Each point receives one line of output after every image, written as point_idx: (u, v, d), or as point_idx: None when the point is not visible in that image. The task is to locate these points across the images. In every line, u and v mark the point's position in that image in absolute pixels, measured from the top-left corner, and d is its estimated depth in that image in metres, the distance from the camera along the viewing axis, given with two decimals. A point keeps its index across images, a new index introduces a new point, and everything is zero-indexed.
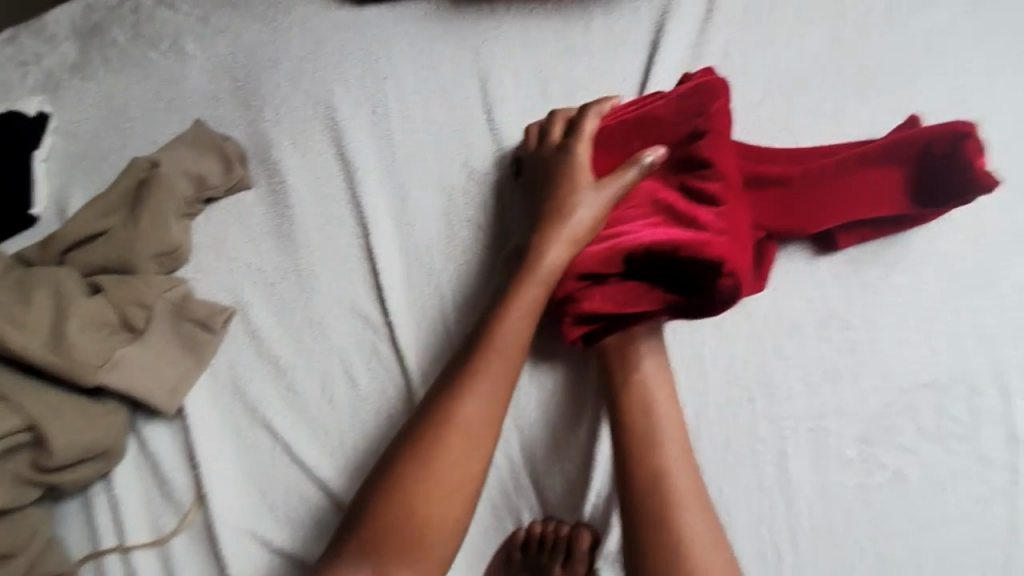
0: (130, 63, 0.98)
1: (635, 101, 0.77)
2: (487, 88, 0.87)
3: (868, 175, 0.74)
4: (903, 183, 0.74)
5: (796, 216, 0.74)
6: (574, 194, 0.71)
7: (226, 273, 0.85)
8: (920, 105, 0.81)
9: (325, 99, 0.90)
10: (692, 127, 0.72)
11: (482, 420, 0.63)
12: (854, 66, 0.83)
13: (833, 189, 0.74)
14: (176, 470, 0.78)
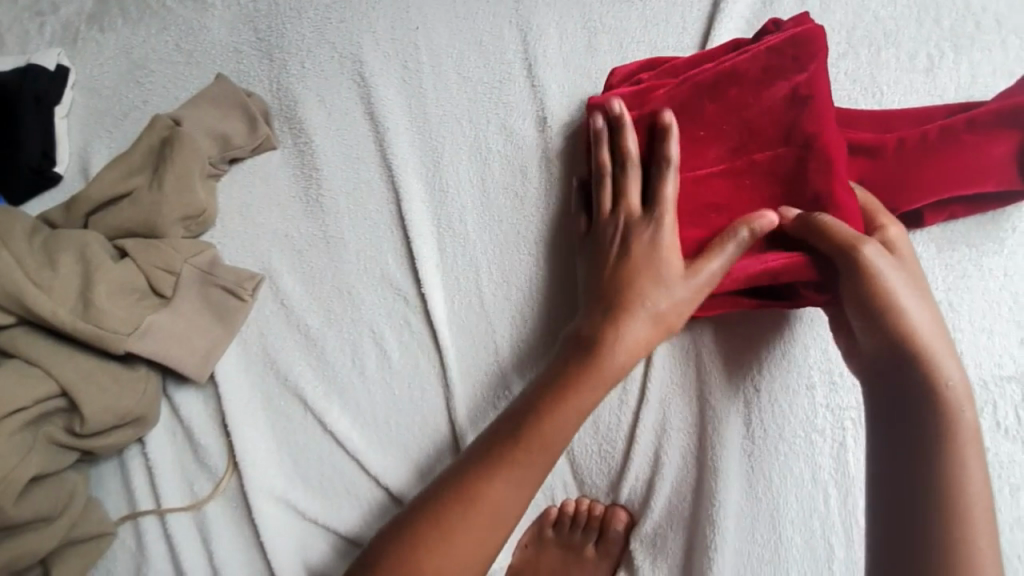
0: (150, 15, 0.93)
1: (707, 58, 0.67)
2: (527, 38, 0.79)
3: (976, 140, 0.57)
4: (1018, 153, 0.57)
5: (880, 192, 0.59)
6: (653, 285, 0.60)
7: (254, 239, 0.82)
8: None
9: (353, 52, 0.84)
10: (787, 90, 0.61)
11: (508, 508, 0.59)
12: None
13: (926, 160, 0.58)
14: (208, 437, 0.78)
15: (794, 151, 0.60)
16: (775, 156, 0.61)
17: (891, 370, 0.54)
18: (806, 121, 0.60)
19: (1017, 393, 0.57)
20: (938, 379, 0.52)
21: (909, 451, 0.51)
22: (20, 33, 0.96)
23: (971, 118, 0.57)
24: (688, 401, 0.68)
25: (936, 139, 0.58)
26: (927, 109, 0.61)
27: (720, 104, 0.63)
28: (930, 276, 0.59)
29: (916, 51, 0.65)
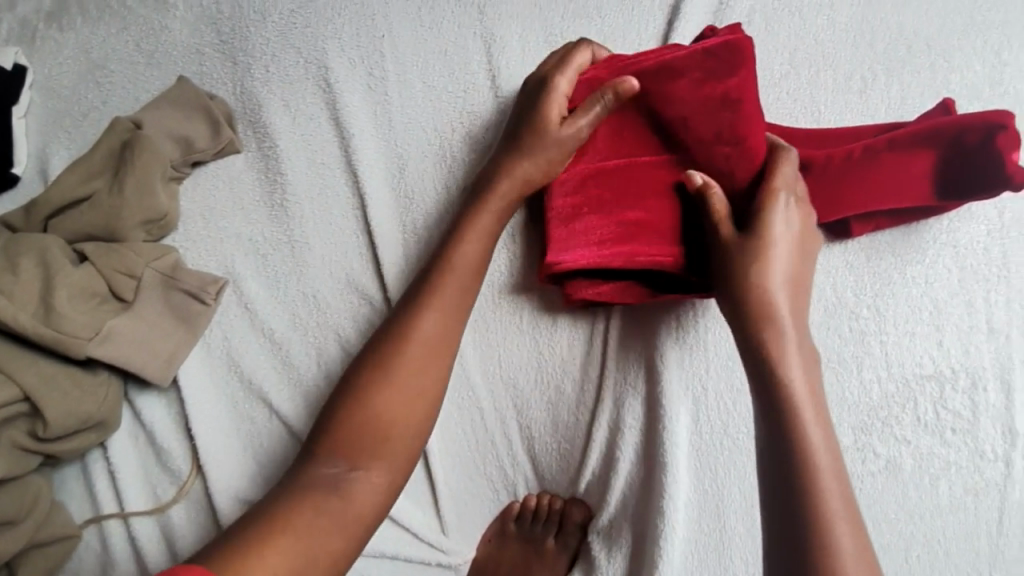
0: (111, 14, 0.92)
1: (651, 53, 0.68)
2: (490, 50, 0.81)
3: (900, 157, 0.61)
4: (937, 170, 0.61)
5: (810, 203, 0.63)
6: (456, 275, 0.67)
7: (218, 242, 0.82)
8: (987, 58, 0.66)
9: (318, 59, 0.85)
10: (722, 92, 0.63)
11: (372, 514, 0.60)
12: (916, 9, 0.69)
13: (852, 175, 0.62)
14: (173, 441, 0.78)
15: (725, 147, 0.64)
16: (708, 154, 0.65)
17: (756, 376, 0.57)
18: (734, 124, 0.63)
19: (936, 391, 0.62)
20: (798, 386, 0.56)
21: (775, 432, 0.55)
22: None
23: (888, 138, 0.61)
24: (641, 400, 0.72)
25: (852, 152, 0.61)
26: (860, 127, 0.65)
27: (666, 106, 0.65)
28: (859, 283, 0.64)
29: (854, 70, 0.69)
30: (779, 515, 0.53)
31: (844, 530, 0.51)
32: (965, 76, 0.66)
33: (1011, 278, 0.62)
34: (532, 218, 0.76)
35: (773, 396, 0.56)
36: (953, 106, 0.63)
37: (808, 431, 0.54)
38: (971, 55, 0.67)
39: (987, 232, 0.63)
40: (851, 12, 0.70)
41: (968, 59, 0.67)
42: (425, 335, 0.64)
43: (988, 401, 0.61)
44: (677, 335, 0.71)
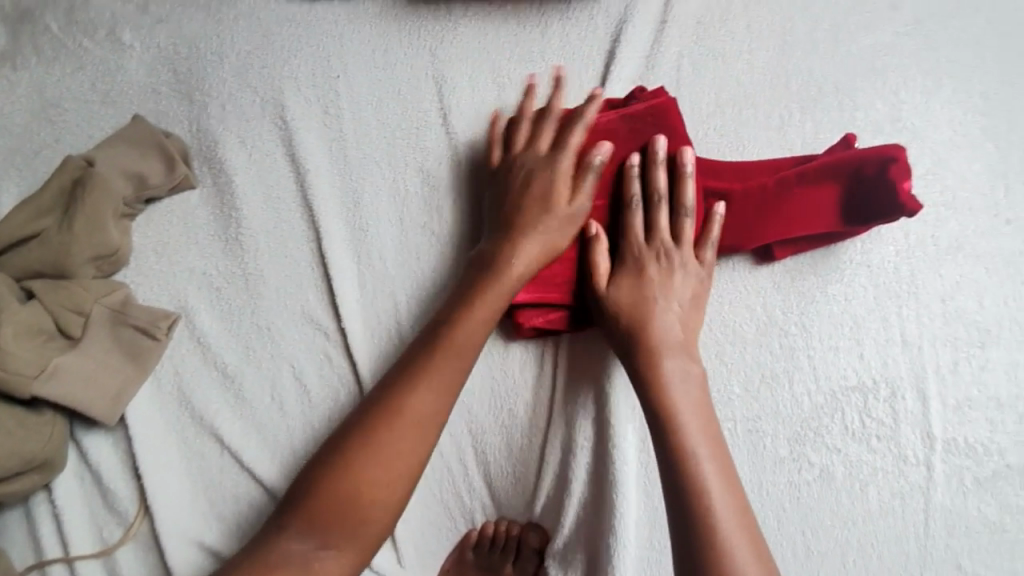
0: (68, 55, 0.94)
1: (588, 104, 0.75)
2: (441, 89, 0.85)
3: (811, 191, 0.67)
4: (844, 202, 0.67)
5: (733, 233, 0.69)
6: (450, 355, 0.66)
7: (171, 277, 0.83)
8: (889, 97, 0.74)
9: (274, 97, 0.87)
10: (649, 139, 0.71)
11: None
12: (824, 54, 0.76)
13: (770, 209, 0.68)
14: (120, 480, 0.77)
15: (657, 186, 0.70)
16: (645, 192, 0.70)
17: (652, 425, 0.64)
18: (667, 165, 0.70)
19: (860, 401, 0.66)
20: (688, 432, 0.62)
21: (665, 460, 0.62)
22: None
23: (798, 171, 0.67)
24: (591, 421, 0.74)
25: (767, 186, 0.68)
26: (777, 161, 0.71)
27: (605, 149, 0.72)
28: (786, 302, 0.69)
29: (774, 108, 0.75)
30: (682, 533, 0.60)
31: (732, 537, 0.58)
32: (871, 113, 0.73)
33: (919, 294, 0.68)
34: None
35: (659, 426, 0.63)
36: (855, 141, 0.70)
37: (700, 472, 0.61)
38: (874, 94, 0.74)
39: (898, 253, 0.69)
40: (769, 57, 0.77)
41: (873, 97, 0.74)
42: (413, 418, 0.63)
43: (906, 408, 0.66)
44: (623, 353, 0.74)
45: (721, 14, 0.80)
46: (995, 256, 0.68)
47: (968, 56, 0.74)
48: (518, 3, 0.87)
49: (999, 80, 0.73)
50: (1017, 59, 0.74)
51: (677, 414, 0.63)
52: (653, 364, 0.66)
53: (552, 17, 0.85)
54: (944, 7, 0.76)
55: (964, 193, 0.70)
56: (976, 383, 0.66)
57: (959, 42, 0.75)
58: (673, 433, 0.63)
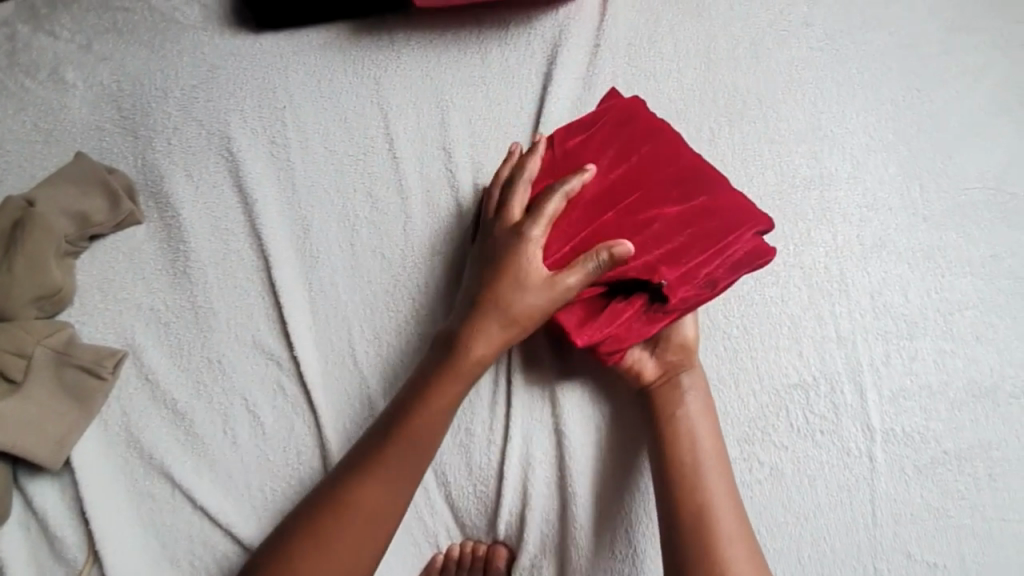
0: (9, 96, 0.93)
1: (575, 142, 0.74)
2: (387, 116, 0.87)
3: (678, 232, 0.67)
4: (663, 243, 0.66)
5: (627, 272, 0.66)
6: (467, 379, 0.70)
7: (117, 314, 0.81)
8: (809, 107, 0.78)
9: (221, 130, 0.88)
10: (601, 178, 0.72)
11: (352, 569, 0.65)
12: (748, 69, 0.80)
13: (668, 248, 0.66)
14: (67, 528, 0.74)
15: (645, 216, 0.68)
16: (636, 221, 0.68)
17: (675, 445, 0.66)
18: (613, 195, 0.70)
19: (802, 398, 0.68)
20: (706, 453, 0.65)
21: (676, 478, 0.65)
22: None
23: (674, 217, 0.68)
24: (548, 434, 0.74)
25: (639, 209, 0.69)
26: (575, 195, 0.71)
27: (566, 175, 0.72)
28: (726, 306, 0.71)
29: (704, 122, 0.78)
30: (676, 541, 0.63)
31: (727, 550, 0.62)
32: (794, 122, 0.77)
33: (849, 291, 0.71)
34: (433, 268, 0.80)
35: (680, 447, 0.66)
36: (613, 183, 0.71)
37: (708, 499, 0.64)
38: (796, 104, 0.78)
39: (827, 253, 0.72)
40: (697, 73, 0.81)
41: (795, 107, 0.78)
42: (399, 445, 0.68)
43: (845, 400, 0.68)
44: (575, 362, 0.76)
45: (650, 35, 0.84)
46: (915, 251, 0.72)
47: (879, 66, 0.79)
48: (458, 31, 0.90)
49: (907, 88, 0.78)
50: (923, 67, 0.79)
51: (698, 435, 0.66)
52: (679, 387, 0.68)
53: (491, 44, 0.88)
54: (853, 22, 0.81)
55: (883, 193, 0.74)
56: (908, 373, 0.68)
57: (869, 54, 0.80)
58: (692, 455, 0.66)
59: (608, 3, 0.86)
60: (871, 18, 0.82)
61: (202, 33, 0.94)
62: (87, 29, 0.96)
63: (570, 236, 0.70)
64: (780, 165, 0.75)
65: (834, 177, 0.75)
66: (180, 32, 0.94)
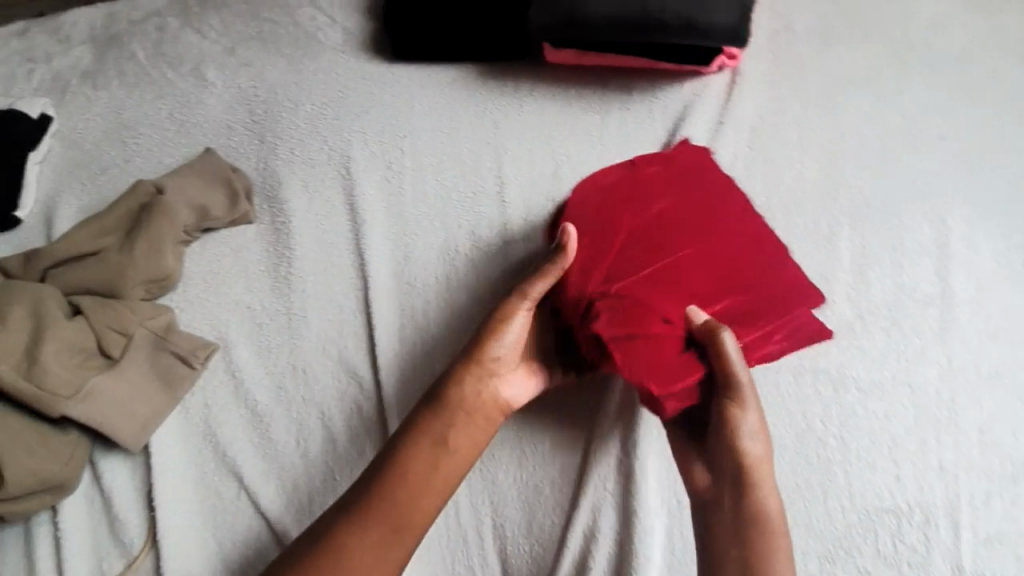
0: (151, 83, 1.00)
1: (643, 178, 0.75)
2: (501, 159, 0.89)
3: (737, 286, 0.70)
4: (723, 295, 0.69)
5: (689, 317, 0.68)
6: (460, 413, 0.69)
7: (216, 306, 0.84)
8: (934, 223, 0.77)
9: (342, 148, 0.91)
10: (663, 216, 0.72)
11: None
12: (873, 175, 0.80)
13: (728, 300, 0.69)
14: (131, 510, 0.75)
15: (707, 263, 0.70)
16: (698, 269, 0.70)
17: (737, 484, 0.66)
18: (679, 236, 0.72)
19: (894, 524, 0.66)
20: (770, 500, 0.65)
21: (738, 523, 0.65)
22: (10, 77, 1.05)
23: (738, 272, 0.70)
24: (617, 509, 0.73)
25: (698, 260, 0.71)
26: (641, 232, 0.72)
27: (630, 207, 0.73)
28: (824, 411, 0.70)
29: (822, 220, 0.78)
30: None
31: None
32: (915, 236, 0.76)
33: (957, 421, 0.68)
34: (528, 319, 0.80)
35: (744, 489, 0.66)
36: (677, 221, 0.72)
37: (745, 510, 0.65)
38: (919, 217, 0.77)
39: (937, 377, 0.70)
40: (821, 169, 0.80)
41: (918, 221, 0.77)
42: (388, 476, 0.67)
43: (940, 535, 0.65)
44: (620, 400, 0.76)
45: (776, 123, 0.84)
46: None
47: (1009, 192, 0.78)
48: (582, 88, 0.91)
49: None
50: None
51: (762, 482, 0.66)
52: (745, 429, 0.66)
53: (612, 106, 0.89)
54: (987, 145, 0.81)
55: (1003, 326, 0.72)
56: (1012, 521, 0.65)
57: (1000, 179, 0.79)
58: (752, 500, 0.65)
59: (737, 84, 0.86)
60: (1007, 143, 0.81)
61: (339, 54, 0.98)
62: (233, 34, 1.02)
63: (629, 274, 0.69)
64: (896, 277, 0.74)
65: (952, 299, 0.73)
66: (318, 49, 0.99)
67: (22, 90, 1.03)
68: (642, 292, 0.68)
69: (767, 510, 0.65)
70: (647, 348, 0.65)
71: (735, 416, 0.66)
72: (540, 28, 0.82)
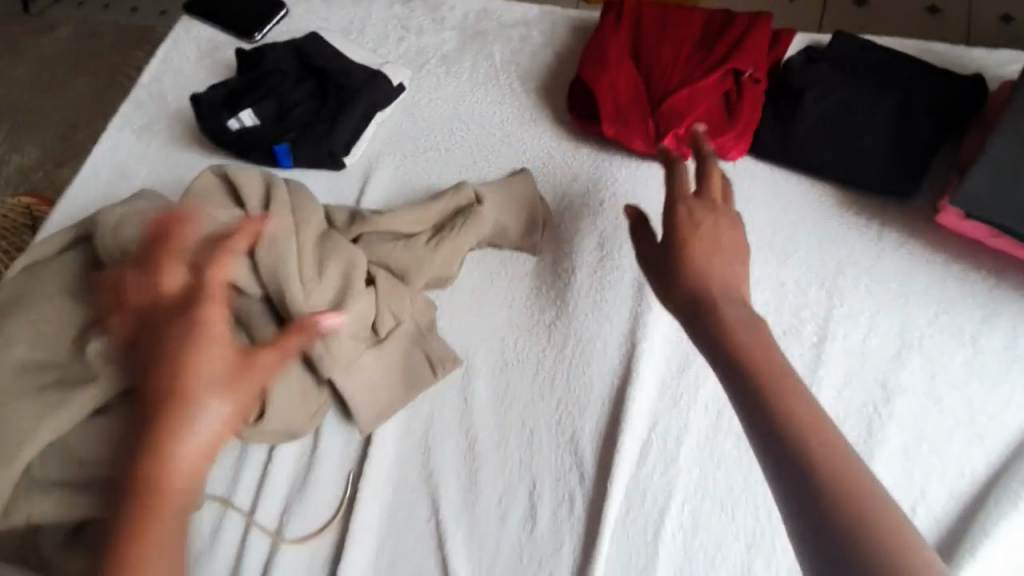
0: (498, 87, 1.04)
1: (657, 8, 0.93)
2: (831, 310, 0.74)
3: (730, 56, 0.85)
4: (742, 32, 0.87)
5: (726, 51, 0.86)
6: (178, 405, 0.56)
7: (476, 327, 0.84)
8: None
9: (654, 224, 0.85)
10: (684, 40, 0.90)
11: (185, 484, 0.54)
12: None
13: (722, 60, 0.85)
14: (334, 483, 0.78)
15: (725, 57, 0.85)
16: (705, 50, 0.88)
17: (752, 395, 0.51)
18: (674, 38, 0.90)
19: None
20: (808, 405, 0.50)
21: (798, 456, 0.47)
22: (382, 35, 1.15)
23: (729, 57, 0.85)
24: None
25: (670, 60, 0.88)
26: (652, 21, 0.92)
27: (650, 16, 0.92)
28: None
29: None
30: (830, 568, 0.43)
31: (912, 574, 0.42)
32: None
33: None
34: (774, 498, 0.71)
35: (764, 402, 0.50)
36: (692, 29, 0.91)
37: (857, 510, 0.44)
38: None
39: None
40: None
41: None
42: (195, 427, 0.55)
43: None
44: None
45: None
46: None
47: None
48: (967, 269, 0.74)
49: None
50: None
51: (778, 383, 0.51)
52: (748, 324, 0.56)
53: (1000, 310, 0.72)
54: None
55: None
56: None
57: None
58: (781, 411, 0.49)
59: None
60: None
61: None
62: None
63: (660, 51, 0.89)
64: None
65: None
66: None
67: (388, 52, 1.13)
68: (675, 53, 0.88)
69: (819, 426, 0.48)
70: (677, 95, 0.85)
71: (722, 301, 0.59)
72: (979, 198, 0.70)
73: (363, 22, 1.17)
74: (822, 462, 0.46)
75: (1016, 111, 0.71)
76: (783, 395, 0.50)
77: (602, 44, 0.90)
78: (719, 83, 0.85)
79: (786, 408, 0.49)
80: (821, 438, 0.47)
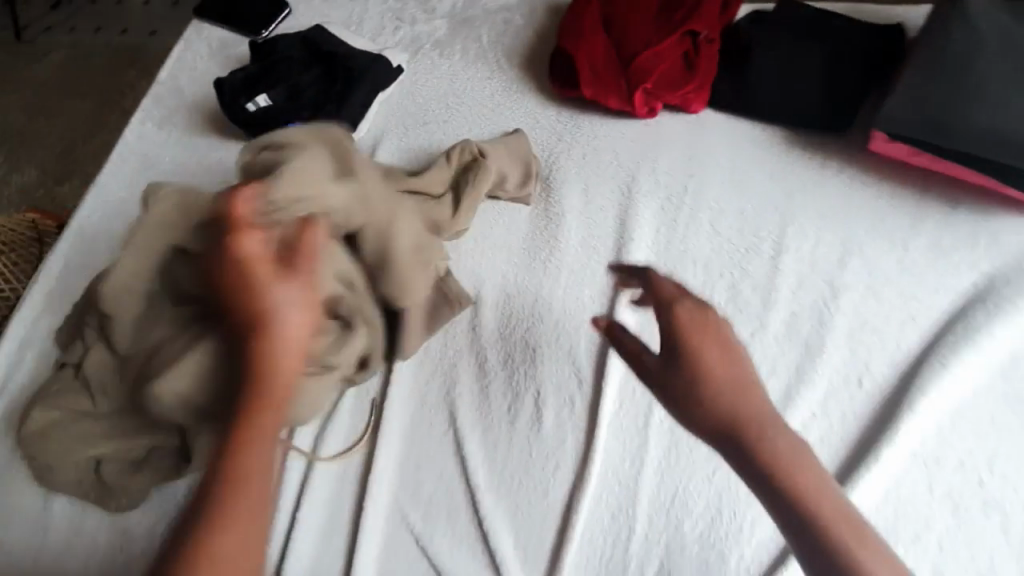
0: (486, 65, 1.17)
1: None
2: (784, 228, 0.87)
3: (687, 21, 0.98)
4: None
5: (684, 17, 0.99)
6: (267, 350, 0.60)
7: (481, 267, 0.95)
8: None
9: (630, 169, 0.97)
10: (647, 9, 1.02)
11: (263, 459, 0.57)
12: None
13: (680, 25, 0.98)
14: (359, 407, 0.88)
15: (682, 22, 0.98)
16: (666, 17, 1.01)
17: (769, 489, 0.55)
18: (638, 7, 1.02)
19: None
20: (815, 479, 0.55)
21: (812, 543, 0.53)
22: (379, 27, 1.27)
23: (687, 22, 0.98)
24: None
25: (636, 27, 1.01)
26: None
27: None
28: None
29: None
30: None
31: None
32: None
33: None
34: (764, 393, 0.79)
35: (783, 489, 0.55)
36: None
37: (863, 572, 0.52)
38: None
39: None
40: None
41: None
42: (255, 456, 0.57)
43: None
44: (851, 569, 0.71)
45: None
46: None
47: None
48: (897, 187, 0.87)
49: None
50: None
51: (793, 466, 0.55)
52: (753, 409, 0.58)
53: (926, 218, 0.84)
54: None
55: None
56: None
57: None
58: (801, 497, 0.54)
59: None
60: None
61: None
62: None
63: (627, 21, 1.02)
64: None
65: None
66: None
67: (385, 40, 1.25)
68: (641, 21, 1.01)
69: (829, 506, 0.54)
70: (643, 57, 0.98)
71: (733, 383, 0.59)
72: (898, 120, 0.83)
73: (360, 16, 1.29)
74: (836, 537, 0.53)
75: (928, 50, 0.85)
76: (795, 478, 0.55)
77: (576, 20, 1.04)
78: (679, 45, 0.98)
79: (795, 482, 0.55)
80: (836, 516, 0.54)
